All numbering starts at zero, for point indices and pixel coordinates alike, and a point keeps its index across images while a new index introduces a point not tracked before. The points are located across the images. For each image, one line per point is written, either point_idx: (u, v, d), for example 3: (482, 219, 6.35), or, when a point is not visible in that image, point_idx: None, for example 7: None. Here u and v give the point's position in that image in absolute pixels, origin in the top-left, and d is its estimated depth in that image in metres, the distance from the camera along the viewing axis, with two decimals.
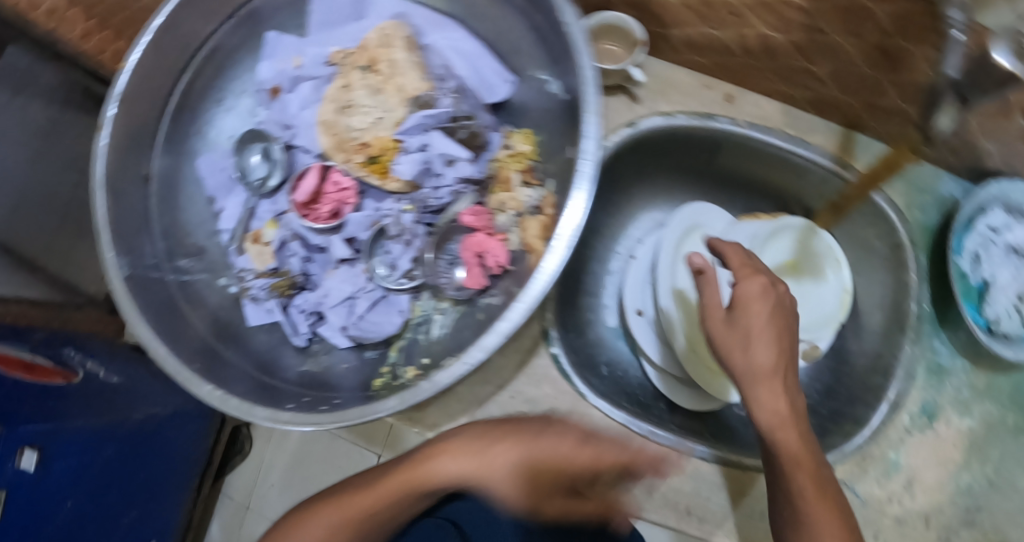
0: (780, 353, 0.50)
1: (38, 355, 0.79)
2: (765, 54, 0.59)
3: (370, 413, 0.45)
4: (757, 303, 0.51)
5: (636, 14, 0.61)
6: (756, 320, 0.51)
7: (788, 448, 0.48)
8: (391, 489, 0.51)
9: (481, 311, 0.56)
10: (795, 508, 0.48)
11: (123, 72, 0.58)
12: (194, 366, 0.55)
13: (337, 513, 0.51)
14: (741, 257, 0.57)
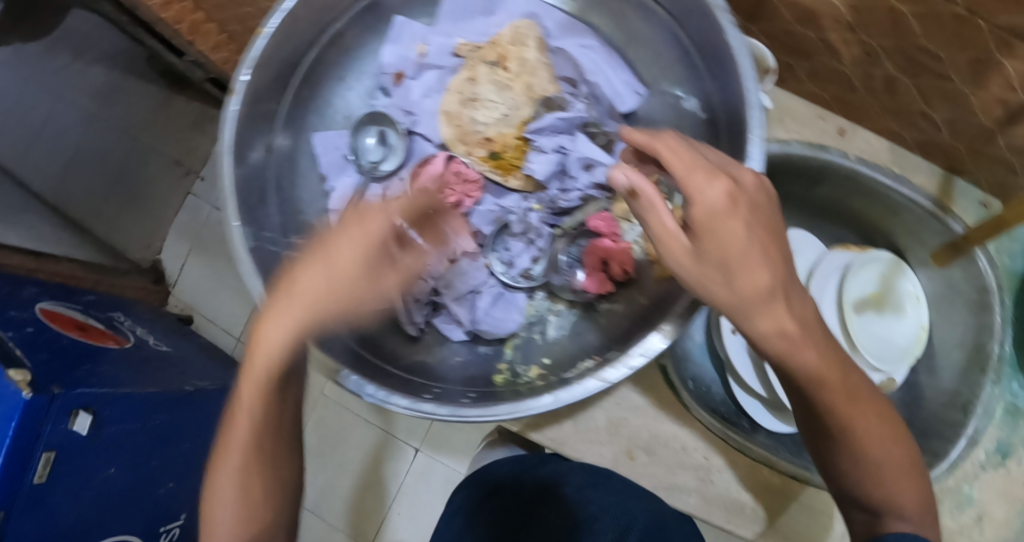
0: (780, 270, 0.39)
1: (91, 317, 1.08)
2: (886, 92, 0.61)
3: (524, 407, 0.46)
4: (728, 216, 0.39)
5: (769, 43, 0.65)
6: (733, 236, 0.39)
7: (806, 366, 0.43)
8: (269, 347, 0.45)
9: (601, 315, 0.58)
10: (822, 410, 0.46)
11: (261, 37, 0.56)
12: (322, 347, 0.54)
13: (254, 390, 0.49)
14: (684, 155, 0.42)
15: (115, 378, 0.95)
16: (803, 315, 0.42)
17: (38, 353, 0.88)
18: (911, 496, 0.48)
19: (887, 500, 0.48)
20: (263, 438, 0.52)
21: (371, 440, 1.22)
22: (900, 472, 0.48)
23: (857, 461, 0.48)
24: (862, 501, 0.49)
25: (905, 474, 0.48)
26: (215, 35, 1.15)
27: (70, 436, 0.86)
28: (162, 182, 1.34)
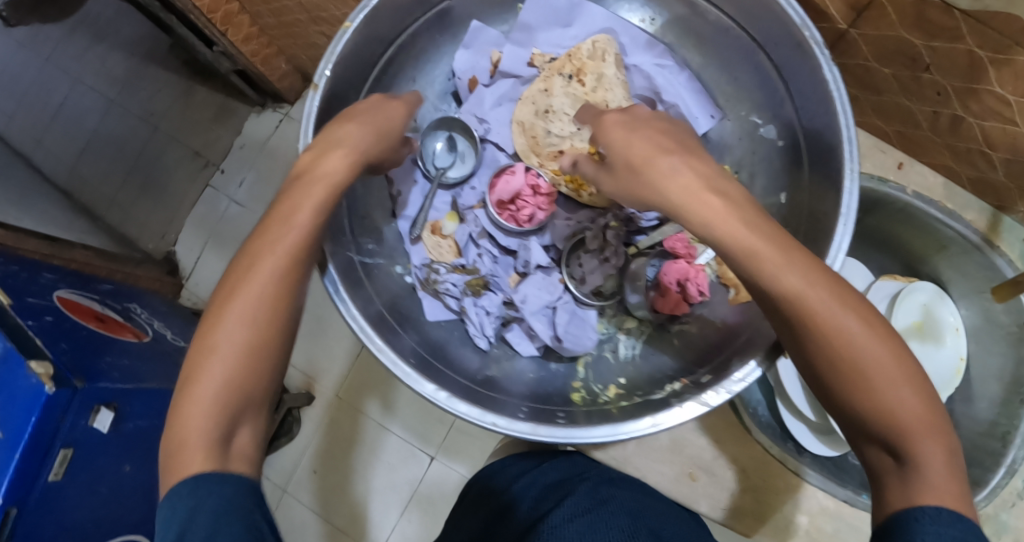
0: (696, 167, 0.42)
1: (109, 309, 1.03)
2: (949, 132, 0.63)
3: (627, 431, 0.46)
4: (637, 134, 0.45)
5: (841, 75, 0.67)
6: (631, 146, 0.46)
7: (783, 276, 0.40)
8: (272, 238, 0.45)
9: (675, 336, 0.59)
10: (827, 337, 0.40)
11: (347, 31, 0.55)
12: (409, 362, 0.52)
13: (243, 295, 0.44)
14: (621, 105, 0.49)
15: (133, 372, 0.92)
16: (769, 219, 0.41)
17: (58, 344, 0.81)
18: (932, 448, 0.38)
19: (902, 437, 0.39)
20: (243, 347, 0.43)
21: (385, 445, 1.16)
22: (918, 407, 0.39)
23: (849, 393, 0.40)
24: (876, 441, 0.40)
25: (923, 417, 0.39)
26: (247, 26, 1.13)
27: (89, 433, 0.82)
28: (179, 172, 1.32)
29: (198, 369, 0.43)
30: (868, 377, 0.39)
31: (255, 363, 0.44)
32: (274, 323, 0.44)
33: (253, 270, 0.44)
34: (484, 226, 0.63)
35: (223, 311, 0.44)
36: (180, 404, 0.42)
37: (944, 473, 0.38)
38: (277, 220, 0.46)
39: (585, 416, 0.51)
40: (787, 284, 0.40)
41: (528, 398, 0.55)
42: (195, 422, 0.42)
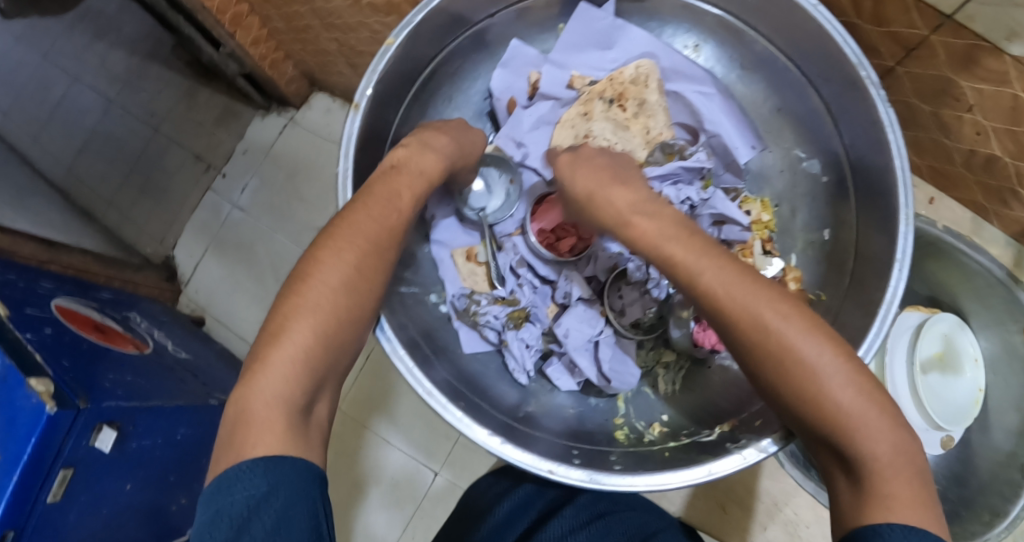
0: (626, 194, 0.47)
1: (109, 319, 0.98)
2: (984, 170, 0.65)
3: (683, 476, 0.45)
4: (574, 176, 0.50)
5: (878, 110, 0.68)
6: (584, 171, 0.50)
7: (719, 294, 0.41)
8: (360, 221, 0.47)
9: (716, 370, 0.57)
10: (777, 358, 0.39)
11: (390, 49, 0.54)
12: (459, 402, 0.51)
13: (340, 275, 0.44)
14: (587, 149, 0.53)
15: (137, 390, 0.86)
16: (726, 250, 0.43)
17: (61, 360, 0.76)
18: (882, 448, 0.37)
19: (852, 437, 0.37)
20: (331, 316, 0.43)
21: (388, 460, 1.14)
22: (866, 405, 0.38)
23: (790, 394, 0.39)
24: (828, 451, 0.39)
25: (874, 417, 0.38)
26: (256, 28, 1.10)
27: (91, 454, 0.74)
28: (182, 175, 1.30)
29: (281, 330, 0.42)
30: (811, 378, 0.38)
31: (338, 332, 0.44)
32: (364, 298, 0.45)
33: (347, 245, 0.45)
34: (522, 254, 0.62)
35: (313, 279, 0.44)
36: (254, 370, 0.41)
37: (898, 474, 0.36)
38: (367, 201, 0.48)
39: (635, 460, 0.50)
40: (716, 290, 0.41)
41: (566, 435, 0.54)
42: (278, 383, 0.40)
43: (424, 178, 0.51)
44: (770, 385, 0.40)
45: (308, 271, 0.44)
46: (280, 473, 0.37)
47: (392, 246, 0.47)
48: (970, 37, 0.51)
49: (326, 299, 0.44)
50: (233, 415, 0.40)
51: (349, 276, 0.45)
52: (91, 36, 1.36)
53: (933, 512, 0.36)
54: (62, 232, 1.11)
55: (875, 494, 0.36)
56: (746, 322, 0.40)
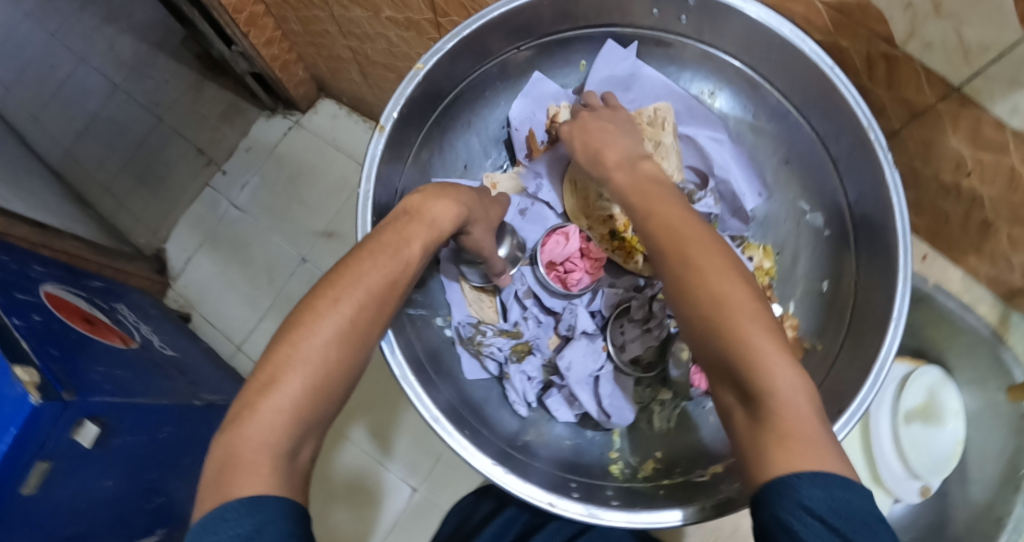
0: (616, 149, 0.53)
1: (98, 310, 0.97)
2: (978, 234, 0.66)
3: (694, 514, 0.45)
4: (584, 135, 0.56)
5: None
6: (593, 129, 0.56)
7: (657, 226, 0.43)
8: (368, 267, 0.46)
9: (710, 413, 0.58)
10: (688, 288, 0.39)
11: (418, 75, 0.55)
12: (464, 430, 0.51)
13: (341, 319, 0.44)
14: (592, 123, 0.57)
15: (124, 383, 0.85)
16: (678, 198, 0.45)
17: (48, 348, 0.75)
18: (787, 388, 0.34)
19: (753, 374, 0.35)
20: (325, 366, 0.42)
21: (369, 471, 1.13)
22: (771, 346, 0.35)
23: (702, 327, 0.38)
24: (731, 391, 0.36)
25: (779, 359, 0.35)
26: (270, 30, 1.11)
27: (74, 448, 0.73)
28: (181, 166, 1.28)
29: (275, 376, 0.41)
30: (715, 305, 0.37)
31: (327, 385, 0.42)
32: (356, 352, 0.44)
33: (350, 296, 0.45)
34: (530, 284, 0.63)
35: (310, 325, 0.43)
36: (247, 411, 0.40)
37: (797, 412, 0.34)
38: (372, 249, 0.48)
39: (636, 497, 0.51)
40: (666, 223, 0.42)
41: (563, 467, 0.55)
42: (268, 430, 0.39)
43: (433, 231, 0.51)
44: (686, 321, 0.39)
45: (304, 318, 0.43)
46: (269, 511, 0.35)
47: (394, 295, 0.48)
48: (975, 109, 0.54)
49: (327, 344, 0.43)
50: (219, 457, 0.38)
51: (347, 320, 0.44)
52: (100, 18, 1.35)
53: (829, 457, 0.32)
54: (56, 217, 1.09)
55: (775, 432, 0.33)
56: (674, 254, 0.40)
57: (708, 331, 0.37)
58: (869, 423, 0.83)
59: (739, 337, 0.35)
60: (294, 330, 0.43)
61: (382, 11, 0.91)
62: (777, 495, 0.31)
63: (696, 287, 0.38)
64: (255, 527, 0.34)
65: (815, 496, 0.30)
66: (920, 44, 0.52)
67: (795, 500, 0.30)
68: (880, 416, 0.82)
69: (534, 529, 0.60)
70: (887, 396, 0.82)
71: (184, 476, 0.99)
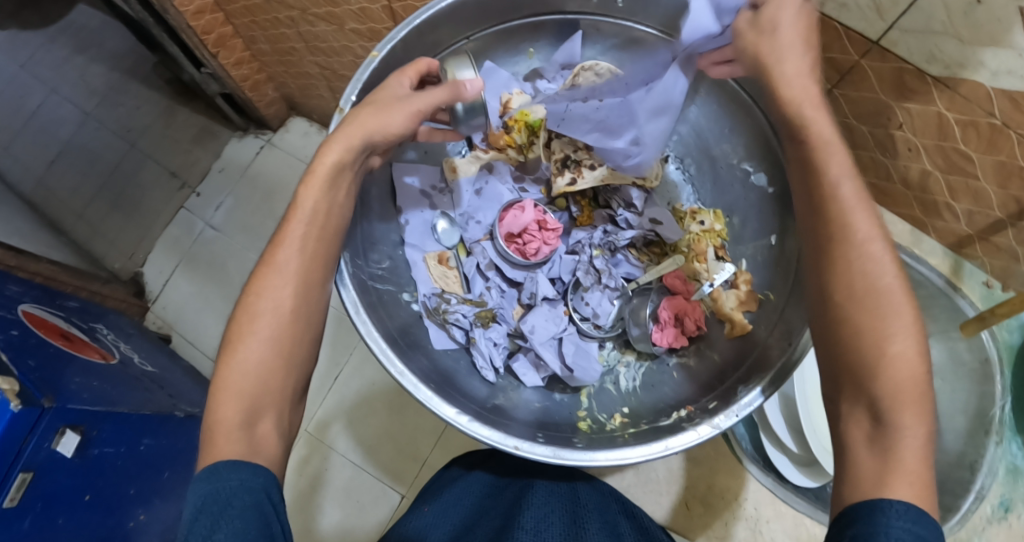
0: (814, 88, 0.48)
1: (76, 329, 0.98)
2: (919, 187, 0.72)
3: (654, 451, 0.47)
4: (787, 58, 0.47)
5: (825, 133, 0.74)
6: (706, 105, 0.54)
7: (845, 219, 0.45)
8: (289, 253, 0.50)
9: (674, 368, 0.61)
10: (861, 293, 0.43)
11: (372, 61, 0.58)
12: (431, 385, 0.52)
13: (276, 306, 0.49)
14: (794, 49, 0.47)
15: (102, 394, 0.87)
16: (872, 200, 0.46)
17: (26, 360, 0.77)
18: (912, 418, 0.39)
19: (892, 400, 0.39)
20: (272, 340, 0.49)
21: (355, 480, 1.13)
22: (918, 385, 0.40)
23: (860, 336, 0.42)
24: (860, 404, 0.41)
25: (918, 397, 0.39)
26: (239, 50, 1.15)
27: (51, 455, 0.74)
28: (155, 191, 1.30)
29: (232, 357, 0.48)
30: (881, 322, 0.41)
31: (268, 357, 0.48)
32: (297, 328, 0.50)
33: (264, 276, 0.50)
34: (491, 258, 0.65)
35: (250, 315, 0.49)
36: (215, 392, 0.47)
37: (918, 459, 0.38)
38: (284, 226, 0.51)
39: (608, 441, 0.52)
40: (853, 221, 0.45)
41: (532, 424, 0.56)
42: (227, 407, 0.46)
43: (319, 214, 0.51)
44: (844, 315, 0.43)
45: (242, 312, 0.49)
46: (223, 478, 0.42)
47: (314, 273, 0.51)
48: (896, 61, 0.58)
49: (269, 330, 0.49)
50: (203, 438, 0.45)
51: (284, 307, 0.49)
52: (70, 48, 1.36)
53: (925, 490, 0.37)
54: (32, 242, 1.11)
55: (889, 450, 0.38)
56: (862, 251, 0.44)
57: (860, 339, 0.42)
58: None
59: (890, 360, 0.40)
60: (241, 324, 0.49)
61: (345, 24, 0.95)
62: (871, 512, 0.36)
63: (867, 300, 0.42)
64: (212, 488, 0.42)
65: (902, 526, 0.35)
66: (835, 6, 0.55)
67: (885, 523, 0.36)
68: None
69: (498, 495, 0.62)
70: None
71: (165, 490, 0.99)
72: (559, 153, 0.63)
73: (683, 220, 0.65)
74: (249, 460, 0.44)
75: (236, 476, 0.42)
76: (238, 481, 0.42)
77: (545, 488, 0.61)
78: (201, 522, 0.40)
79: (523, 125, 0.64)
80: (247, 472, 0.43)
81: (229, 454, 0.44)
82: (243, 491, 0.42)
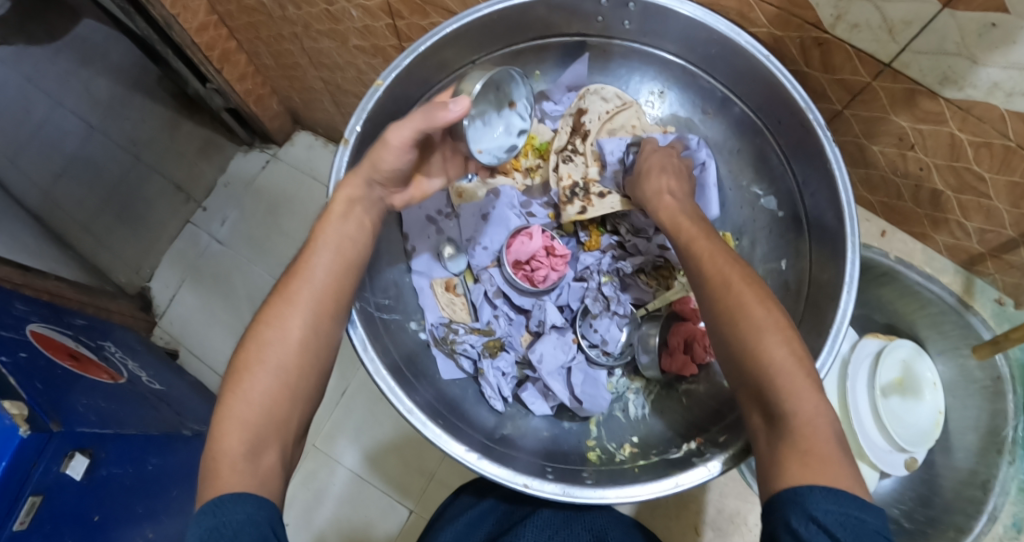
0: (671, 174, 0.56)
1: (84, 347, 0.98)
2: (930, 204, 0.71)
3: (663, 487, 0.47)
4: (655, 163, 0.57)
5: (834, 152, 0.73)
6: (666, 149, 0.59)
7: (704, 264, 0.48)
8: (303, 283, 0.50)
9: (683, 395, 0.60)
10: (732, 323, 0.44)
11: (378, 90, 0.58)
12: (438, 422, 0.52)
13: (285, 336, 0.49)
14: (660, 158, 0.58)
15: (109, 414, 0.88)
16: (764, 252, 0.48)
17: (35, 382, 0.78)
18: (814, 405, 0.40)
19: (782, 399, 0.41)
20: (280, 371, 0.48)
21: (364, 494, 1.13)
22: (805, 382, 0.41)
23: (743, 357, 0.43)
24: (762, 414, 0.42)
25: (810, 392, 0.40)
26: (243, 65, 1.15)
27: (60, 478, 0.75)
28: (160, 204, 1.30)
29: (236, 388, 0.47)
30: (754, 339, 0.43)
31: (271, 391, 0.47)
32: (308, 358, 0.49)
33: (275, 306, 0.50)
34: (499, 285, 0.64)
35: (259, 343, 0.48)
36: (219, 423, 0.45)
37: (822, 439, 0.38)
38: (303, 259, 0.52)
39: (616, 475, 0.52)
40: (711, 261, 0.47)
41: (541, 455, 0.56)
42: (231, 438, 0.44)
43: (333, 246, 0.52)
44: (722, 340, 0.45)
45: (250, 341, 0.49)
46: (227, 513, 0.40)
47: (325, 304, 0.51)
48: (908, 83, 0.57)
49: (278, 360, 0.48)
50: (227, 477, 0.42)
51: (294, 337, 0.49)
52: (74, 61, 1.35)
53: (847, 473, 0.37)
54: (39, 258, 1.11)
55: (796, 449, 0.38)
56: (720, 285, 0.46)
57: (745, 360, 0.43)
58: (881, 388, 0.78)
59: (769, 367, 0.41)
60: (246, 352, 0.48)
61: (350, 40, 0.97)
62: (790, 503, 0.36)
63: (740, 325, 0.43)
64: (217, 522, 0.39)
65: (825, 508, 0.35)
66: (848, 28, 0.54)
67: (806, 511, 0.35)
68: (888, 379, 0.78)
69: (503, 524, 0.61)
70: (886, 369, 0.79)
71: (173, 507, 0.99)
72: (568, 179, 0.63)
73: None
74: (252, 491, 0.42)
75: (243, 511, 0.40)
76: (244, 515, 0.40)
77: (551, 515, 0.60)
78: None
79: (530, 148, 0.67)
80: (253, 505, 0.41)
81: (237, 485, 0.42)
82: (250, 525, 0.40)
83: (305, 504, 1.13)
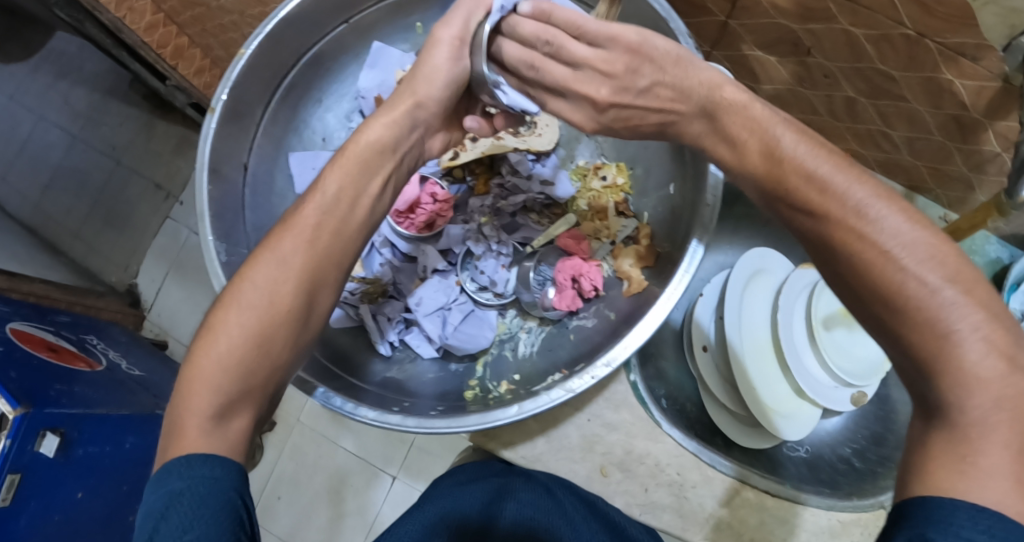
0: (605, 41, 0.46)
1: (67, 341, 1.04)
2: (848, 115, 0.66)
3: (489, 418, 0.48)
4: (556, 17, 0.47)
5: (744, 72, 0.69)
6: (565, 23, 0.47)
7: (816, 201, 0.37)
8: (300, 245, 0.46)
9: (572, 332, 0.59)
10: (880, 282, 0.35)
11: (240, 56, 0.58)
12: (316, 370, 0.53)
13: (268, 308, 0.44)
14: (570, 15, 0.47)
15: (86, 400, 0.93)
16: None
17: (8, 373, 0.83)
18: (991, 379, 0.31)
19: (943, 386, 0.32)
20: (253, 336, 0.43)
21: (352, 471, 1.15)
22: (994, 357, 0.31)
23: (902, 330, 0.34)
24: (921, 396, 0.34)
25: (996, 378, 0.31)
26: (198, 60, 1.16)
27: (33, 458, 0.80)
28: (142, 205, 1.36)
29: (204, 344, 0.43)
30: (919, 298, 0.33)
31: (248, 359, 0.43)
32: (278, 328, 0.44)
33: (262, 261, 0.45)
34: (386, 235, 0.63)
35: (230, 300, 0.44)
36: (186, 380, 0.43)
37: (1004, 446, 0.30)
38: (283, 231, 0.46)
39: (471, 408, 0.52)
40: (831, 183, 0.37)
41: (434, 397, 0.56)
42: (197, 398, 0.42)
43: (343, 201, 0.48)
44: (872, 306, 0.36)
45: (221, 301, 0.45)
46: (197, 472, 0.39)
47: (310, 276, 0.46)
48: None
49: (247, 329, 0.43)
50: (167, 427, 0.43)
51: (269, 307, 0.44)
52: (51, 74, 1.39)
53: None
54: (26, 264, 1.18)
55: (942, 449, 0.31)
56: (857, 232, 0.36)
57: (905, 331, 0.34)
58: None
59: (948, 341, 0.32)
60: (216, 316, 0.44)
61: None
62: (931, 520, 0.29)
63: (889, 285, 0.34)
64: (183, 486, 0.38)
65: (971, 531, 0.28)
66: None
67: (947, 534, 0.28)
68: None
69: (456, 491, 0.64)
70: None
71: None
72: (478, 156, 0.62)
73: (586, 177, 0.63)
74: (215, 454, 0.40)
75: (211, 474, 0.39)
76: (210, 479, 0.39)
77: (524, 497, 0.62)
78: (170, 522, 0.37)
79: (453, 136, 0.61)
80: (221, 468, 0.39)
81: (197, 446, 0.40)
82: (214, 489, 0.38)
83: (311, 487, 1.16)
